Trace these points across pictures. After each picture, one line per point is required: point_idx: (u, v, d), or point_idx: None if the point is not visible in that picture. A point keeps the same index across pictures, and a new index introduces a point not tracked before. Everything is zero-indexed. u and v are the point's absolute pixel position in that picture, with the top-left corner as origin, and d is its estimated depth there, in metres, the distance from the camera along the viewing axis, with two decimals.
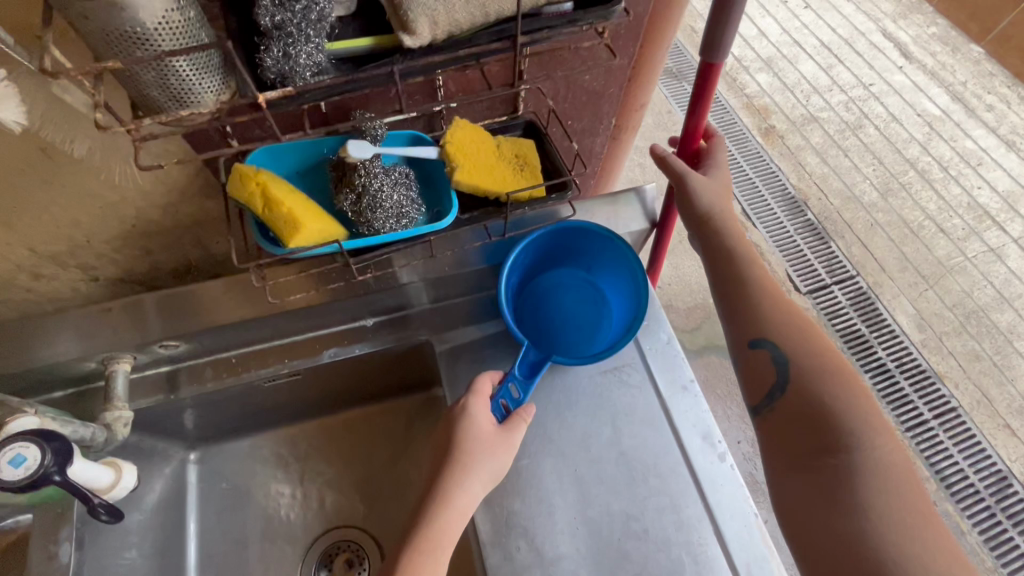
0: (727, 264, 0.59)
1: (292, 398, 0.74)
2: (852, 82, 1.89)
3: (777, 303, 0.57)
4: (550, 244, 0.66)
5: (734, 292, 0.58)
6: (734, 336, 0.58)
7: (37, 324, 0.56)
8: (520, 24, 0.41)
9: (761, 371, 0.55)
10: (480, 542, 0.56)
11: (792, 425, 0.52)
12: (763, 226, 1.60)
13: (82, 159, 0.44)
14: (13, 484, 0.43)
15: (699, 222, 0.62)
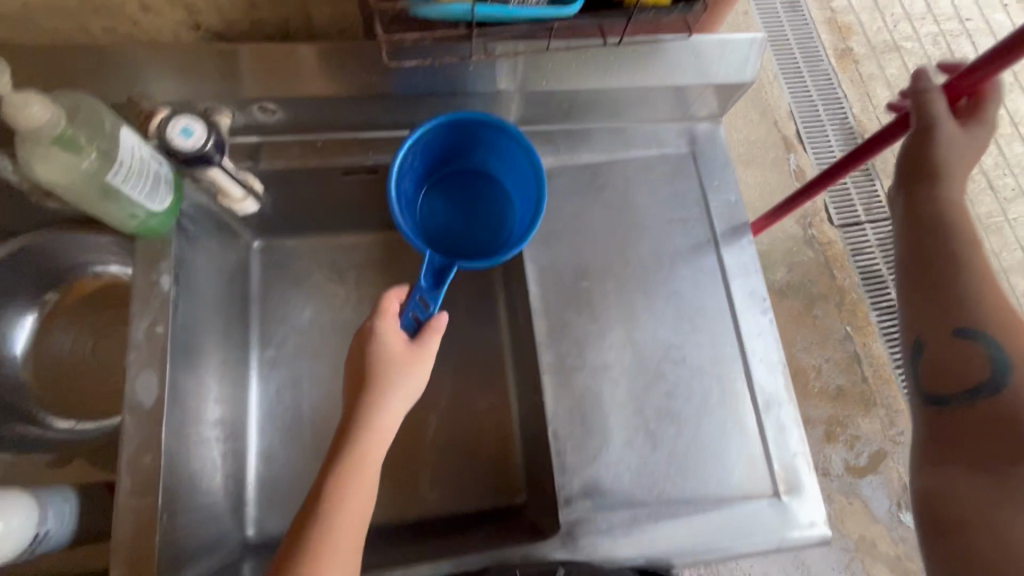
0: (942, 234, 0.49)
1: (358, 204, 0.77)
2: (947, 14, 1.75)
3: (1000, 298, 0.47)
4: (449, 140, 0.63)
5: (949, 271, 0.48)
6: (935, 320, 0.48)
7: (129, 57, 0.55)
8: None
9: (967, 363, 0.46)
10: (537, 341, 0.62)
11: (983, 426, 0.45)
12: (812, 152, 1.55)
13: None
14: (184, 152, 0.51)
15: (927, 185, 0.50)
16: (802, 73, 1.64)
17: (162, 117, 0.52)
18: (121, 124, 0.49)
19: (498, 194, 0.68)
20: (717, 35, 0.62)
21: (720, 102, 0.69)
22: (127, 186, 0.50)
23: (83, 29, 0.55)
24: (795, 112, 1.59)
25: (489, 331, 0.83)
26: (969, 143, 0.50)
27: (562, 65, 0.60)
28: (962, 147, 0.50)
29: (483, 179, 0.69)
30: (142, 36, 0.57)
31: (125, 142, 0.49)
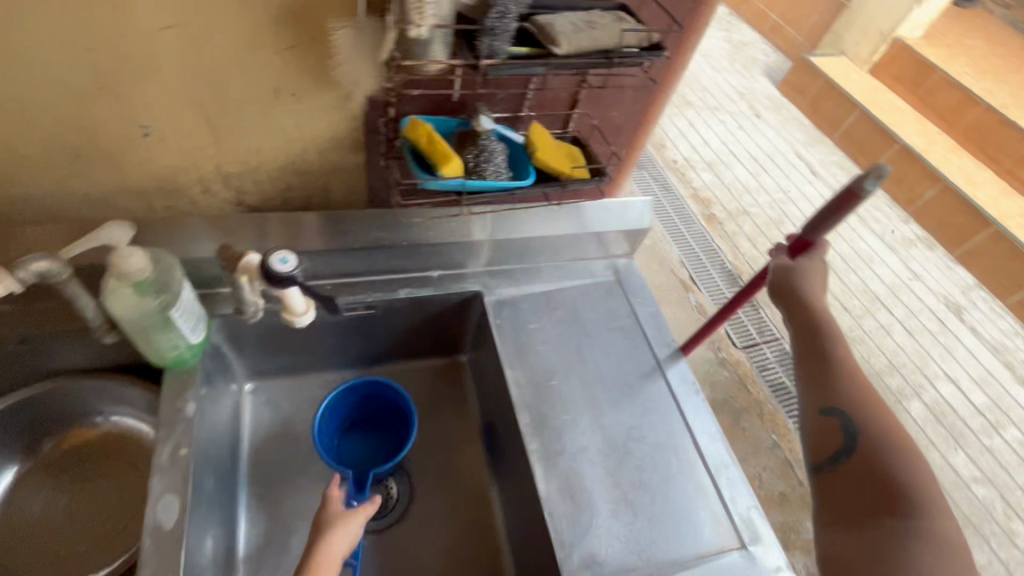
0: (811, 339, 0.62)
1: (346, 343, 0.88)
2: (774, 189, 2.45)
3: (859, 380, 0.58)
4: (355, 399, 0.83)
5: (818, 365, 0.60)
6: (808, 403, 0.59)
7: (181, 225, 0.68)
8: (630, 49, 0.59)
9: (830, 437, 0.56)
10: (524, 433, 0.73)
11: (853, 486, 0.53)
12: (704, 289, 1.85)
13: (296, 103, 0.63)
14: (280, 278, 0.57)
15: (790, 297, 0.64)
16: (683, 233, 2.07)
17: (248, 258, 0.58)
18: (186, 277, 0.61)
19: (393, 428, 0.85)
20: (617, 199, 0.91)
21: (629, 242, 0.94)
22: (181, 322, 0.60)
23: (148, 206, 0.69)
24: (685, 261, 1.95)
25: (470, 448, 0.90)
26: (817, 268, 0.64)
27: (517, 223, 0.84)
28: (812, 273, 0.65)
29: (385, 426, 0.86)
30: (194, 210, 0.72)
31: (184, 294, 0.60)
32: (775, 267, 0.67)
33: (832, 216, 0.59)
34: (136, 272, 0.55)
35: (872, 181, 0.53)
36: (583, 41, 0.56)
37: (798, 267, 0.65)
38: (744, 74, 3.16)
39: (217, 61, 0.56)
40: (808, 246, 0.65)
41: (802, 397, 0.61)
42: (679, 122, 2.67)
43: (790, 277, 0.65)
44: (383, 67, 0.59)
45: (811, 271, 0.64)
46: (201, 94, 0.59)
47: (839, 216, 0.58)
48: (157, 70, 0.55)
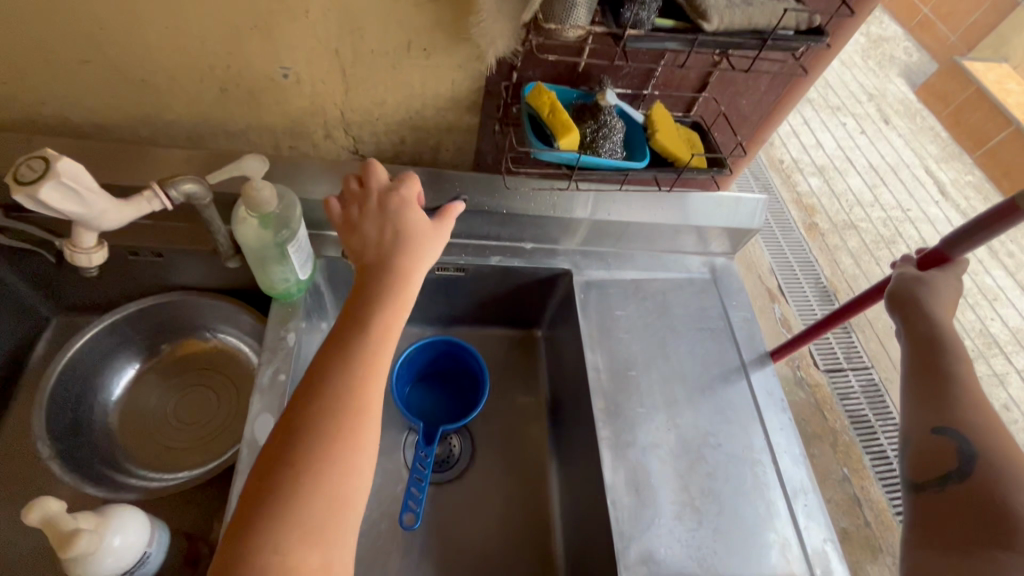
0: (924, 349, 0.51)
1: (431, 301, 0.90)
2: (892, 205, 2.21)
3: (982, 402, 0.48)
4: (424, 357, 0.86)
5: (932, 378, 0.50)
6: (911, 419, 0.50)
7: (303, 167, 0.72)
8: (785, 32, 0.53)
9: (939, 456, 0.47)
10: (596, 418, 0.72)
11: (961, 513, 0.44)
12: (794, 301, 1.73)
13: (425, 59, 0.63)
14: None
15: (907, 305, 0.54)
16: (779, 238, 1.93)
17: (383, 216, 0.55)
18: (303, 215, 0.64)
19: (464, 387, 0.87)
20: (728, 194, 0.86)
21: (732, 241, 0.89)
22: (293, 257, 0.63)
23: (275, 144, 0.73)
24: (776, 269, 1.82)
25: (535, 423, 0.91)
26: (951, 287, 0.53)
27: (620, 206, 0.81)
28: (942, 292, 0.54)
29: (456, 384, 0.88)
30: (313, 153, 0.75)
31: (302, 232, 0.63)
32: (898, 276, 0.56)
33: (978, 233, 0.50)
34: (264, 205, 0.58)
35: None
36: (736, 18, 0.52)
37: (927, 280, 0.54)
38: (878, 72, 2.84)
39: (359, 10, 0.58)
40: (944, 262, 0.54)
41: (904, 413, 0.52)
42: (793, 118, 2.47)
43: (914, 283, 0.54)
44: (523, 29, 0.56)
45: (944, 287, 0.53)
46: (340, 42, 0.61)
47: (989, 235, 0.49)
48: (306, 14, 0.58)
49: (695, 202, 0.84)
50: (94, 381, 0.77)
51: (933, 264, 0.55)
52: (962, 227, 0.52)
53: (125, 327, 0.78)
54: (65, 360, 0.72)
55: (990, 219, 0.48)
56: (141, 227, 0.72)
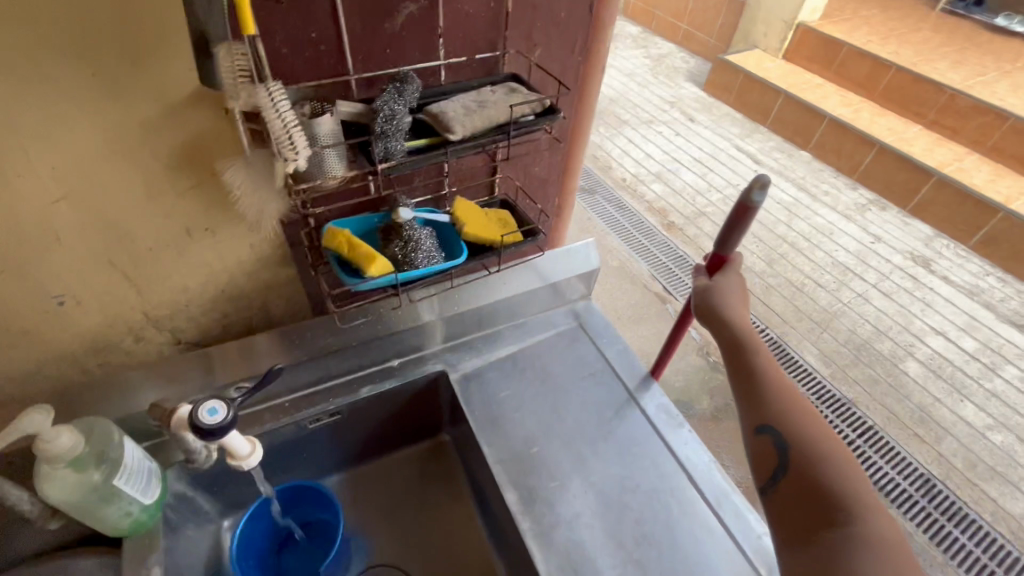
0: (737, 361, 0.60)
1: (320, 453, 0.84)
2: (724, 185, 2.51)
3: (785, 392, 0.57)
4: (255, 531, 0.74)
5: (746, 383, 0.59)
6: (744, 423, 0.57)
7: (116, 380, 0.66)
8: (523, 120, 0.60)
9: (767, 455, 0.54)
10: (513, 511, 0.70)
11: (795, 503, 0.51)
12: (681, 297, 1.86)
13: (211, 236, 0.62)
14: (207, 427, 0.50)
15: (710, 318, 0.63)
16: (647, 247, 2.09)
17: (179, 414, 0.55)
18: (126, 437, 0.58)
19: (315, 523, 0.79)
20: (559, 249, 0.92)
21: (585, 285, 0.94)
22: (128, 488, 0.57)
23: (81, 368, 0.66)
24: (655, 274, 1.95)
25: (470, 532, 0.86)
26: (734, 285, 0.64)
27: (467, 294, 0.83)
28: (730, 293, 0.64)
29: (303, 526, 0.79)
30: (130, 360, 0.69)
31: (128, 458, 0.57)
32: (695, 289, 0.66)
33: (736, 229, 0.61)
34: (68, 450, 0.53)
35: (758, 192, 0.56)
36: (477, 122, 0.57)
37: (714, 286, 0.65)
38: (670, 83, 3.29)
39: (117, 219, 0.56)
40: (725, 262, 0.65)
41: (739, 418, 0.59)
42: (620, 140, 2.75)
43: (707, 295, 0.64)
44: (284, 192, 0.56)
45: (728, 287, 0.64)
46: (111, 251, 0.58)
47: (742, 227, 0.60)
48: (59, 241, 0.55)
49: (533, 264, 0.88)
50: None
51: (716, 267, 0.66)
52: (724, 228, 0.63)
53: None
54: None
55: (735, 216, 0.59)
56: None
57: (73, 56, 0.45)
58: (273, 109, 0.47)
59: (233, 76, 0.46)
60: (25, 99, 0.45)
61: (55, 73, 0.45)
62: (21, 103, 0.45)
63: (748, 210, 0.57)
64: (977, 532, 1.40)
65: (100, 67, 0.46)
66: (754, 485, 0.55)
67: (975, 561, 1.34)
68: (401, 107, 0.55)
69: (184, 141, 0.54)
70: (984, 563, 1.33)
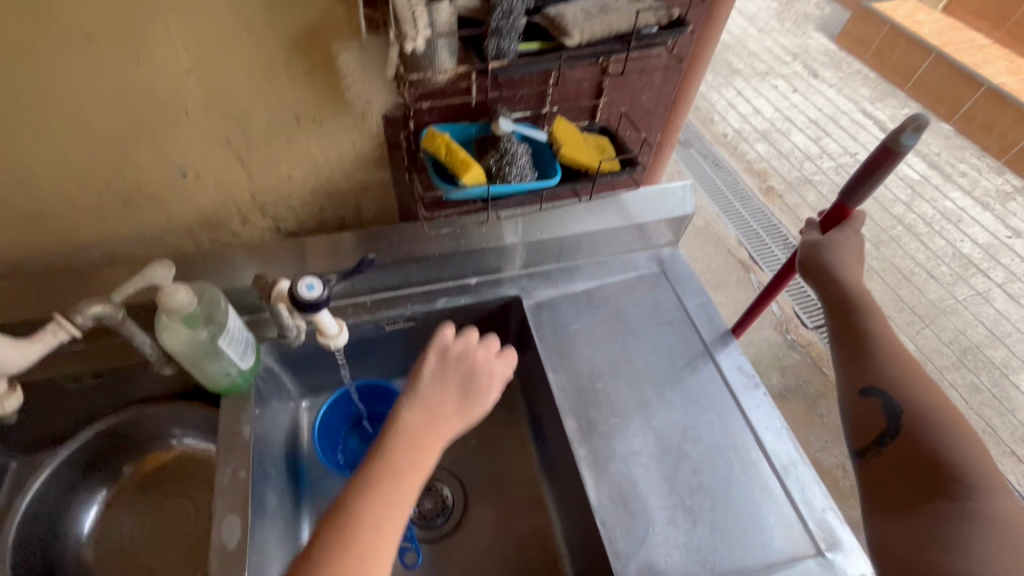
0: (843, 319, 0.55)
1: (392, 356, 0.89)
2: (839, 152, 2.26)
3: (899, 356, 0.52)
4: (329, 417, 0.80)
5: (853, 342, 0.54)
6: (844, 385, 0.53)
7: (225, 256, 0.71)
8: (644, 30, 0.55)
9: (871, 419, 0.50)
10: (571, 439, 0.70)
11: (900, 470, 0.47)
12: (768, 267, 1.73)
13: (317, 127, 0.64)
14: (305, 301, 0.53)
15: (817, 272, 0.58)
16: (739, 210, 1.95)
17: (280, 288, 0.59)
18: (230, 306, 0.64)
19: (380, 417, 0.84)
20: (653, 188, 0.87)
21: (674, 231, 0.89)
22: (229, 350, 0.62)
23: (195, 241, 0.73)
24: (743, 240, 1.83)
25: (521, 453, 0.88)
26: (852, 240, 0.58)
27: (551, 223, 0.82)
28: (845, 248, 0.58)
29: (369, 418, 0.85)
30: (236, 241, 0.75)
31: (230, 323, 0.63)
32: (803, 242, 0.61)
33: (869, 178, 0.53)
34: (184, 306, 0.59)
35: (910, 134, 0.48)
36: (596, 27, 0.53)
37: (827, 240, 0.59)
38: (796, 31, 2.93)
39: (237, 98, 0.58)
40: (844, 215, 0.59)
41: (837, 380, 0.55)
42: (727, 91, 2.52)
43: (818, 247, 0.59)
44: (392, 82, 0.58)
45: (843, 244, 0.58)
46: (229, 130, 0.61)
47: (878, 176, 0.52)
48: (186, 113, 0.58)
49: (624, 201, 0.84)
50: (59, 522, 0.73)
51: (833, 222, 0.60)
52: (854, 175, 0.55)
53: (85, 457, 0.74)
54: (27, 504, 0.68)
55: (873, 162, 0.52)
56: (75, 353, 0.71)
57: None
58: None
59: None
60: None
61: None
62: None
63: (890, 158, 0.50)
64: None
65: None
66: (848, 449, 0.51)
67: None
68: (518, 2, 0.51)
69: (302, 23, 0.54)
70: None
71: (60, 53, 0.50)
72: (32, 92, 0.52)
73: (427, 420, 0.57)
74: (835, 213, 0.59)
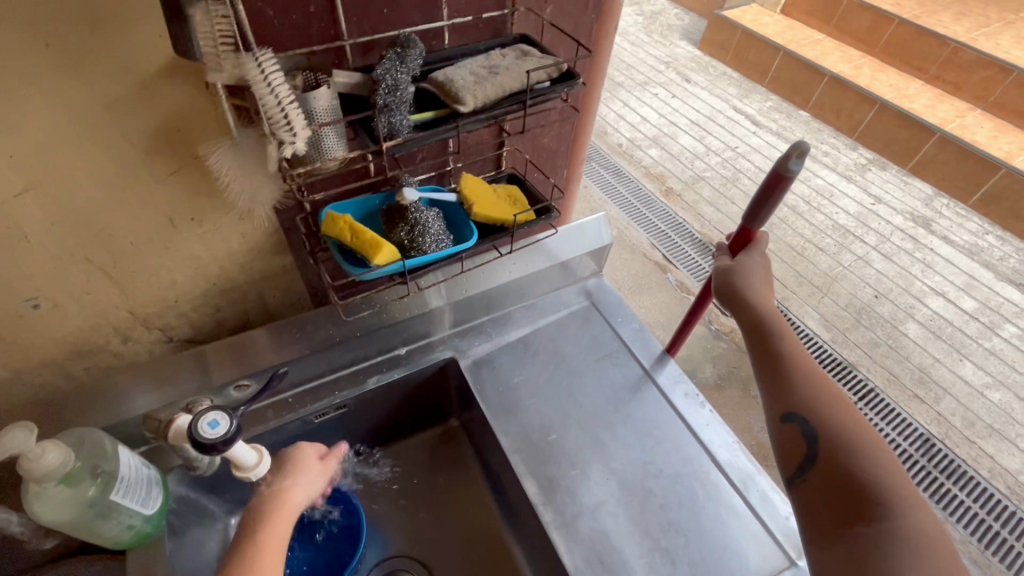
0: (761, 346, 0.58)
1: (328, 446, 0.81)
2: (722, 148, 2.45)
3: (813, 378, 0.54)
4: None
5: (771, 367, 0.56)
6: (768, 411, 0.55)
7: (105, 385, 0.61)
8: (536, 88, 0.54)
9: (795, 445, 0.52)
10: (534, 503, 0.67)
11: (826, 495, 0.48)
12: (683, 266, 1.82)
13: (198, 226, 0.57)
14: (208, 443, 0.46)
15: (732, 299, 0.60)
16: (647, 215, 2.04)
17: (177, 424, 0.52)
18: (120, 446, 0.55)
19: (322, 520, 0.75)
20: (569, 224, 0.87)
21: (596, 262, 0.89)
22: (126, 500, 0.54)
23: (65, 373, 0.61)
24: (656, 243, 1.91)
25: (485, 518, 0.83)
26: (757, 264, 0.61)
27: (475, 278, 0.79)
28: (753, 272, 0.61)
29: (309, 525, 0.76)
30: (118, 362, 0.64)
31: (123, 467, 0.54)
32: (716, 269, 0.63)
33: (767, 201, 0.56)
34: (56, 466, 0.49)
35: (796, 160, 0.51)
36: (489, 90, 0.51)
37: (737, 265, 0.62)
38: (664, 42, 3.17)
39: (90, 211, 0.50)
40: (749, 239, 0.62)
41: (763, 405, 0.57)
42: (614, 103, 2.65)
43: (729, 275, 0.61)
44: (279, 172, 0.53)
45: (752, 268, 0.61)
46: (86, 248, 0.52)
47: (774, 199, 0.55)
48: (27, 239, 0.49)
49: (542, 242, 0.84)
50: None
51: (741, 246, 0.63)
52: (753, 200, 0.58)
53: None
54: None
55: (768, 186, 0.54)
56: None
57: (21, 24, 0.38)
58: (263, 82, 0.41)
59: (213, 43, 0.41)
60: None
61: (2, 45, 0.38)
62: None
63: (781, 183, 0.53)
64: (975, 489, 1.42)
65: (53, 36, 0.40)
66: (779, 476, 0.53)
67: (979, 521, 1.35)
68: (403, 76, 0.49)
69: (159, 121, 0.47)
70: (986, 521, 1.35)
71: None
72: None
73: (286, 492, 0.57)
74: (741, 235, 0.62)
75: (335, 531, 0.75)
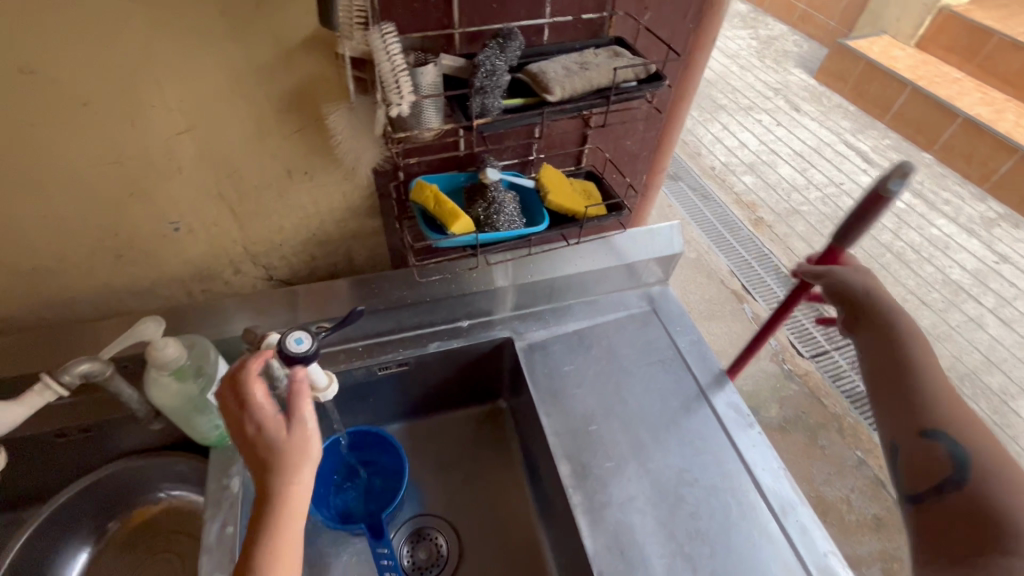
0: (881, 360, 0.56)
1: (385, 400, 0.88)
2: (825, 183, 2.31)
3: (948, 397, 0.52)
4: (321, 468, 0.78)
5: (894, 382, 0.54)
6: (897, 429, 0.53)
7: (214, 306, 0.71)
8: (622, 86, 0.57)
9: (933, 463, 0.50)
10: (565, 485, 0.69)
11: (956, 520, 0.46)
12: (762, 299, 1.74)
13: (309, 180, 0.65)
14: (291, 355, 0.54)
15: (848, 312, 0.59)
16: (730, 241, 1.97)
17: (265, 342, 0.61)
18: (219, 357, 0.64)
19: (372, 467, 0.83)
20: (641, 229, 0.88)
21: (663, 269, 0.90)
22: (218, 403, 0.63)
23: (186, 291, 0.73)
24: (735, 271, 1.84)
25: (517, 497, 0.86)
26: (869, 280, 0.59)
27: (540, 266, 0.83)
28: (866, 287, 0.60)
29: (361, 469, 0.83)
30: (227, 291, 0.75)
31: (220, 374, 0.63)
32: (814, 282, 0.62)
33: (862, 221, 0.55)
34: (172, 359, 0.59)
35: (898, 181, 0.50)
36: (577, 84, 0.55)
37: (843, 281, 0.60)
38: (777, 68, 3.04)
39: (229, 154, 0.60)
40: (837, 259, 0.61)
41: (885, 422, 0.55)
42: (713, 126, 2.59)
43: (836, 286, 0.59)
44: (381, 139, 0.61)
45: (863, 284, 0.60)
46: (221, 185, 0.63)
47: (869, 220, 0.54)
48: (179, 170, 0.60)
49: (610, 242, 0.86)
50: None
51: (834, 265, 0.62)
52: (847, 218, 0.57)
53: (68, 514, 0.72)
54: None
55: (865, 206, 0.53)
56: (67, 407, 0.70)
57: None
58: (383, 50, 0.48)
59: (349, 16, 0.49)
60: (166, 33, 0.49)
61: (190, 10, 0.48)
62: (161, 35, 0.49)
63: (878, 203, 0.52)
64: None
65: (228, 5, 0.49)
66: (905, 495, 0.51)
67: None
68: (500, 63, 0.54)
69: (294, 84, 0.56)
70: None
71: (57, 118, 0.52)
72: (26, 152, 0.53)
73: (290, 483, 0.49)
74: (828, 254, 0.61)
75: (382, 476, 0.82)
